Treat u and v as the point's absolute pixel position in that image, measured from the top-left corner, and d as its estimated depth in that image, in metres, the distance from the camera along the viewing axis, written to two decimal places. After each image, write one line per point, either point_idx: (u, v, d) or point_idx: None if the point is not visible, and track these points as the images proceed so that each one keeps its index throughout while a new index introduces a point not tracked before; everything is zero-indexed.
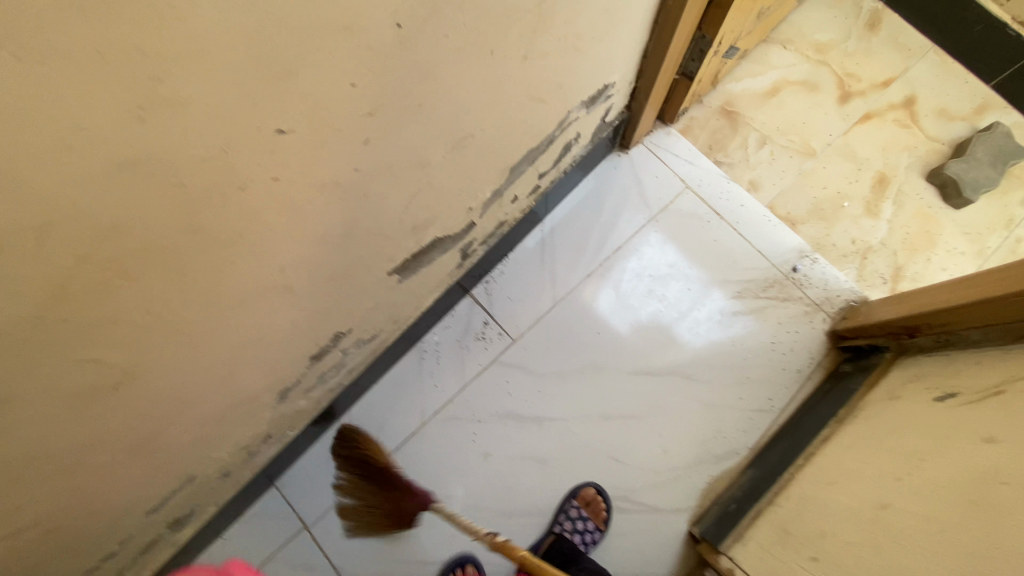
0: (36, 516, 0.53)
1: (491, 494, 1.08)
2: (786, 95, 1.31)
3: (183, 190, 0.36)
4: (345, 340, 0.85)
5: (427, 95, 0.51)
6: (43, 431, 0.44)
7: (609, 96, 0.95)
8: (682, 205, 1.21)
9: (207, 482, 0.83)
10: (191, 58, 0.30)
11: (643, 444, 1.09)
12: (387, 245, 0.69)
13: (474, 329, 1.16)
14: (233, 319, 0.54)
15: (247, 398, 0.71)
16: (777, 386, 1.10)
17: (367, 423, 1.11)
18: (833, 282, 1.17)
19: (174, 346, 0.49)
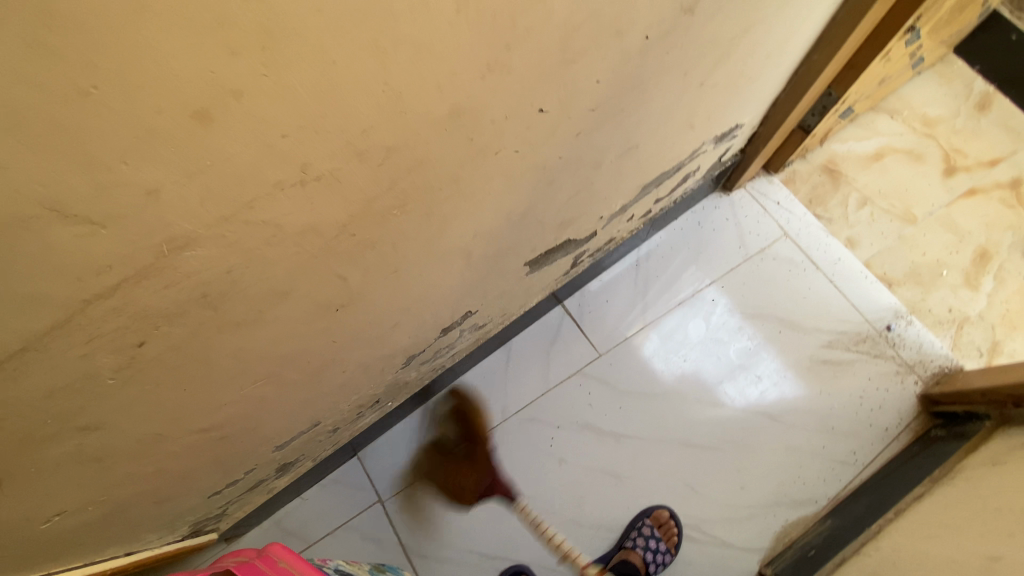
0: (227, 419, 0.59)
1: (566, 499, 1.11)
2: (889, 161, 1.34)
3: (470, 143, 0.44)
4: (467, 322, 0.91)
5: (631, 102, 0.58)
6: (285, 333, 0.51)
7: (735, 136, 1.02)
8: (780, 251, 1.26)
9: (321, 433, 0.89)
10: (533, 35, 0.38)
11: (721, 475, 1.11)
12: (539, 235, 0.76)
13: (563, 338, 1.21)
14: (426, 271, 0.61)
15: (388, 354, 0.77)
16: (862, 440, 1.11)
17: (453, 409, 1.17)
18: (927, 345, 1.17)
19: (386, 282, 0.56)
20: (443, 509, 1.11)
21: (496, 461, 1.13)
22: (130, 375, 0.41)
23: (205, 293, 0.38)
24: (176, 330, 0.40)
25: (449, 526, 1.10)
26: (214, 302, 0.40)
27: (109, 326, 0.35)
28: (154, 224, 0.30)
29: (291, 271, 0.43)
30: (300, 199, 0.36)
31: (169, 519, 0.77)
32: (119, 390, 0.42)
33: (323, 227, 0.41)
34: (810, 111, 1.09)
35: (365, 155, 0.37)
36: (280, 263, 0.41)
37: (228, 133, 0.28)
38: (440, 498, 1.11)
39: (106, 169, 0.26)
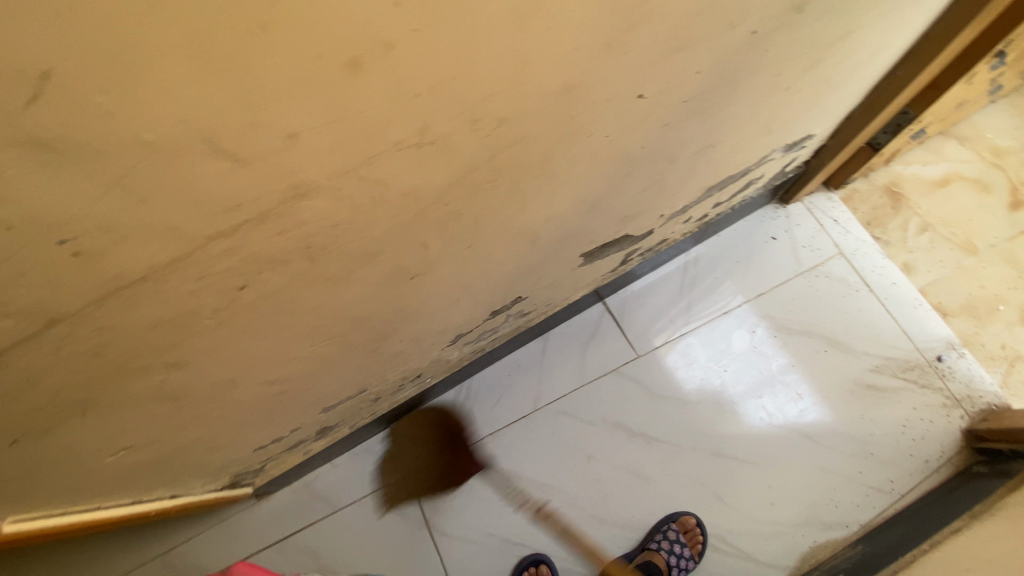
0: (290, 375, 0.61)
1: (590, 495, 1.11)
2: (955, 188, 1.29)
3: (569, 123, 0.44)
4: (516, 308, 0.92)
5: (719, 99, 0.57)
6: (363, 295, 0.52)
7: (804, 147, 0.99)
8: (832, 269, 1.23)
9: (363, 401, 0.91)
10: (657, 17, 0.38)
11: (751, 490, 1.09)
12: (600, 227, 0.76)
13: (602, 335, 1.20)
14: (495, 251, 0.62)
15: (439, 331, 0.78)
16: (901, 469, 1.08)
17: (485, 394, 1.18)
18: (977, 380, 1.13)
19: (460, 256, 0.57)
20: (468, 491, 1.12)
21: (523, 449, 1.14)
22: (226, 317, 0.43)
23: (309, 244, 0.39)
24: (275, 278, 0.41)
25: (471, 508, 1.11)
26: (313, 254, 0.41)
27: (221, 267, 0.36)
28: (286, 168, 0.31)
29: (384, 233, 0.44)
30: (412, 161, 0.37)
31: (216, 467, 0.80)
32: (213, 331, 0.43)
33: (422, 193, 0.42)
34: (882, 129, 1.05)
35: (477, 123, 0.37)
36: (377, 223, 0.42)
37: (370, 86, 0.29)
38: (466, 479, 1.13)
39: (263, 106, 0.27)
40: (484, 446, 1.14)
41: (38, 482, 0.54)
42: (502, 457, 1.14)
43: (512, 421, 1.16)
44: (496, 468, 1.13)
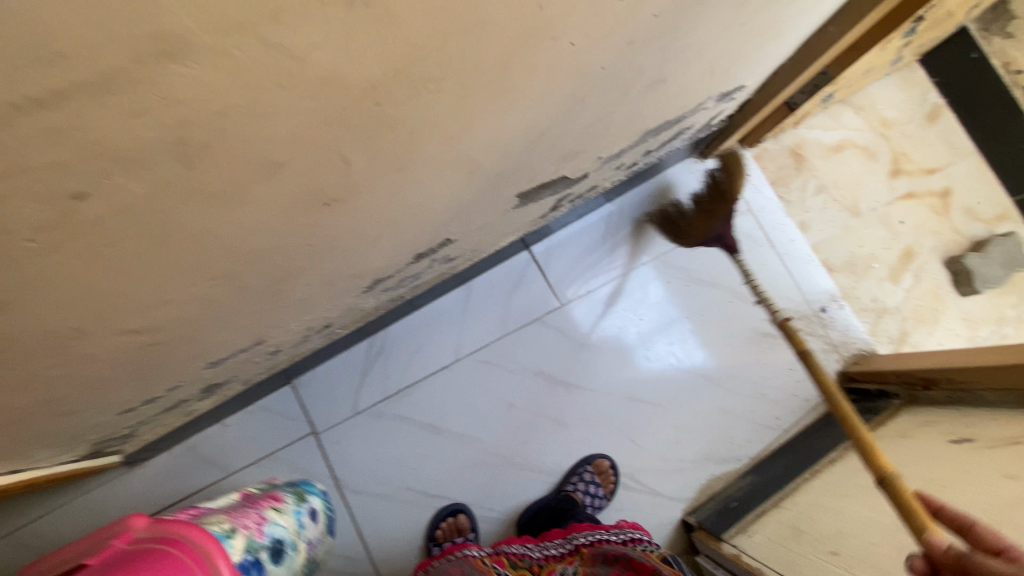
0: (163, 321, 0.49)
1: (511, 443, 1.10)
2: (848, 154, 1.40)
3: (536, 14, 0.36)
4: (441, 252, 0.83)
5: (685, 21, 0.52)
6: (262, 222, 0.42)
7: (733, 98, 0.99)
8: (740, 226, 1.31)
9: (260, 353, 0.80)
10: None
11: (661, 432, 1.15)
12: (540, 163, 0.69)
13: (527, 283, 1.16)
14: (429, 179, 0.52)
15: (356, 273, 0.68)
16: (786, 408, 1.19)
17: (402, 345, 1.09)
18: (853, 329, 1.28)
19: (389, 180, 0.47)
20: (383, 446, 1.05)
21: (443, 401, 1.09)
22: (58, 240, 0.31)
23: (183, 139, 0.28)
24: (138, 188, 0.30)
25: (388, 463, 1.05)
26: (195, 156, 0.30)
27: (40, 159, 0.25)
28: (144, 4, 0.20)
29: (292, 137, 0.33)
30: (338, 31, 0.27)
31: (66, 435, 0.65)
32: (38, 260, 0.31)
33: (347, 82, 0.32)
34: (801, 89, 1.09)
35: None
36: (285, 121, 0.32)
37: None
38: (381, 434, 1.06)
39: None
40: (401, 399, 1.08)
41: None
42: (421, 409, 1.08)
43: (431, 372, 1.09)
44: (414, 422, 1.07)
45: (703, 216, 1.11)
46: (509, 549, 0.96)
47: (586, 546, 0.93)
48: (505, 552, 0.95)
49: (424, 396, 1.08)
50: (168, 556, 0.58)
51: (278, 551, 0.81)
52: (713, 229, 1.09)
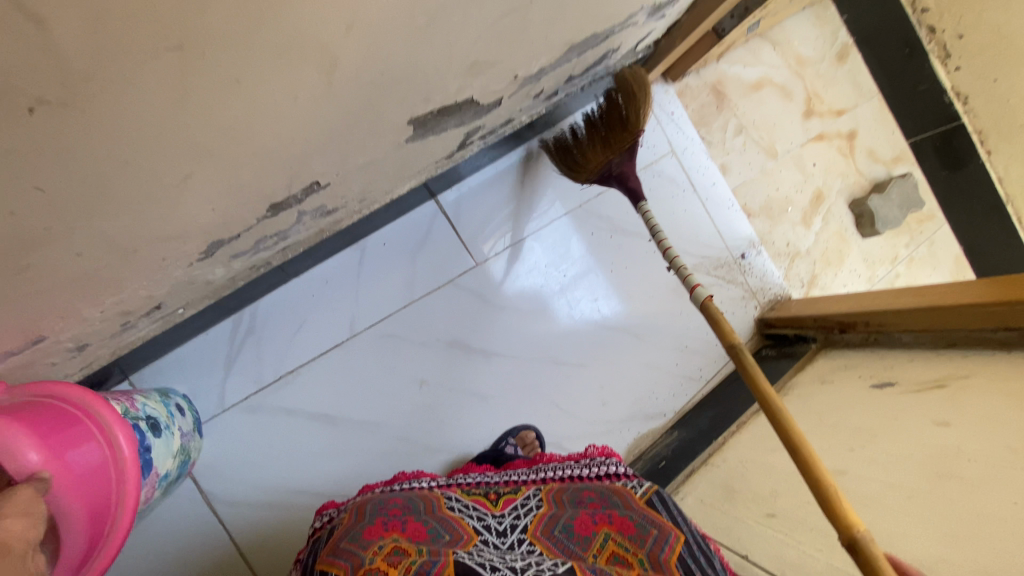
0: None
1: (422, 425, 0.95)
2: (766, 92, 1.34)
3: None
4: (312, 202, 0.63)
5: None
6: None
7: (663, 16, 0.85)
8: (663, 169, 1.21)
9: (52, 351, 0.56)
10: None
11: (586, 397, 1.07)
12: (436, 75, 0.51)
13: (434, 239, 0.98)
14: (249, 79, 0.32)
15: (181, 232, 0.48)
16: (709, 359, 1.16)
17: (280, 321, 0.88)
18: (769, 275, 1.27)
19: (171, 70, 0.28)
20: (264, 443, 0.87)
21: (338, 384, 0.90)
22: None
23: None
24: None
25: (273, 463, 0.87)
26: None
27: None
28: None
29: None
30: None
31: None
32: None
33: None
34: (730, 11, 0.97)
35: None
36: None
37: None
38: (260, 430, 0.87)
39: None
40: (284, 386, 0.88)
41: None
42: (309, 398, 0.89)
43: (319, 352, 0.90)
44: (302, 413, 0.88)
45: (600, 147, 0.94)
46: (463, 479, 0.79)
47: (554, 480, 0.79)
48: (459, 482, 0.79)
49: (311, 381, 0.89)
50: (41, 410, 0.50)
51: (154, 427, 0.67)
52: (614, 164, 0.93)
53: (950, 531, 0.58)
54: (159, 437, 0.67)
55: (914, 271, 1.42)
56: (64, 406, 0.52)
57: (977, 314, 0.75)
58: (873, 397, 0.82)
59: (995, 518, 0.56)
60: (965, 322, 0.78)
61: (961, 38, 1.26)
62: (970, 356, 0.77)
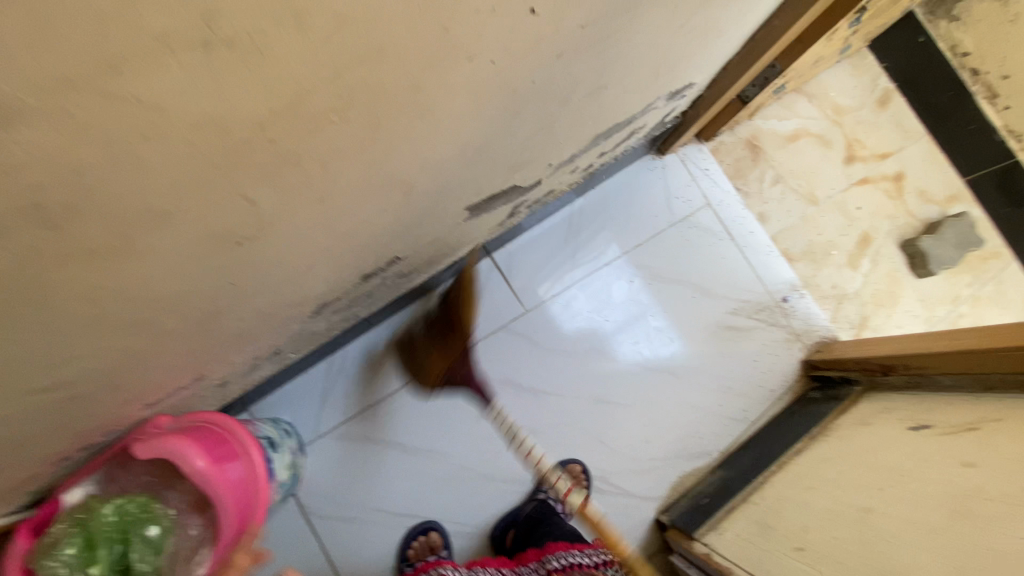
0: (78, 375, 0.45)
1: (479, 456, 1.08)
2: (803, 143, 1.41)
3: (443, 36, 0.33)
4: (395, 270, 0.82)
5: (616, 27, 0.50)
6: (168, 268, 0.39)
7: (683, 96, 0.98)
8: (700, 220, 1.30)
9: (205, 388, 0.74)
10: None
11: (629, 434, 1.15)
12: (485, 177, 0.67)
13: (489, 291, 1.14)
14: (359, 205, 0.49)
15: (300, 300, 0.65)
16: (752, 400, 1.21)
17: (364, 362, 1.06)
18: (814, 317, 1.30)
19: (312, 210, 0.44)
20: (347, 465, 1.03)
21: (408, 417, 1.06)
22: None
23: (40, 201, 0.26)
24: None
25: (353, 484, 1.03)
26: (55, 216, 0.27)
27: None
28: None
29: (179, 182, 0.31)
30: (202, 74, 0.24)
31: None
32: None
33: (231, 123, 0.29)
34: (751, 82, 1.09)
35: (304, 22, 0.25)
36: (164, 164, 0.29)
37: None
38: (347, 454, 1.04)
39: None
40: (366, 418, 1.05)
41: None
42: (385, 429, 1.05)
43: (394, 389, 1.07)
44: (380, 442, 1.04)
45: None
46: None
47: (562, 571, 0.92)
48: None
49: (387, 414, 1.06)
50: (199, 431, 0.65)
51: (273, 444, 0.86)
52: None
53: (964, 565, 0.62)
54: (277, 452, 0.86)
55: (981, 310, 1.35)
56: (214, 428, 0.67)
57: (1010, 359, 0.78)
58: (909, 439, 0.84)
59: (1010, 552, 0.59)
60: (1000, 366, 0.80)
61: (1005, 79, 1.39)
62: (1006, 399, 0.79)
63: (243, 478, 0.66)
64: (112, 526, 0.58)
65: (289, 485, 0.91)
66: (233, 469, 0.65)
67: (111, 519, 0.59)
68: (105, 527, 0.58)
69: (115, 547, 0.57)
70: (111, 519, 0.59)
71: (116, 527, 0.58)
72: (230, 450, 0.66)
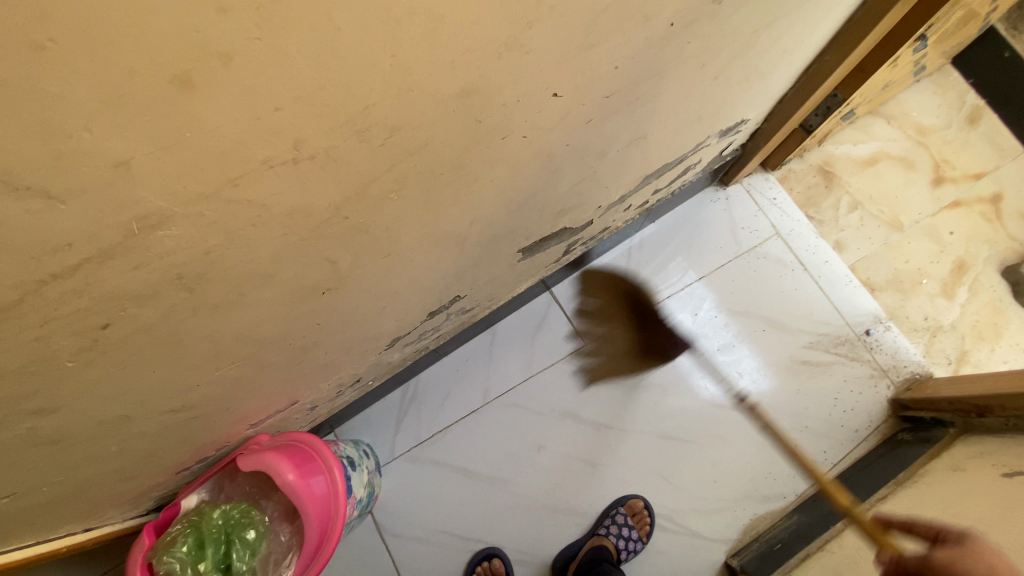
0: (199, 399, 0.56)
1: (541, 485, 1.11)
2: (883, 166, 1.36)
3: (477, 126, 0.41)
4: (458, 306, 0.89)
5: (644, 92, 0.55)
6: (268, 315, 0.48)
7: (738, 131, 0.99)
8: (769, 251, 1.26)
9: (297, 412, 0.85)
10: (557, 16, 0.35)
11: (694, 471, 1.12)
12: (535, 223, 0.73)
13: (549, 324, 1.19)
14: (419, 256, 0.57)
15: (375, 336, 0.74)
16: (832, 441, 1.13)
17: (432, 391, 1.14)
18: (903, 352, 1.20)
19: (379, 264, 0.53)
20: (416, 490, 1.10)
21: (473, 445, 1.12)
22: (93, 358, 0.37)
23: (180, 275, 0.35)
24: (146, 312, 0.36)
25: (421, 507, 1.09)
26: (189, 283, 0.36)
27: (69, 308, 0.31)
28: (121, 200, 0.27)
29: (275, 252, 0.39)
30: (291, 179, 0.33)
31: (134, 495, 0.72)
32: (84, 372, 0.38)
33: (313, 208, 0.37)
34: (813, 111, 1.07)
35: (365, 134, 0.33)
36: (265, 242, 0.37)
37: (214, 104, 0.25)
38: (417, 480, 1.10)
39: (67, 137, 0.22)
40: (433, 445, 1.12)
41: None
42: (452, 455, 1.12)
43: (460, 417, 1.14)
44: (447, 467, 1.11)
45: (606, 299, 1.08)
46: None
47: None
48: None
49: (454, 441, 1.12)
50: (291, 446, 0.75)
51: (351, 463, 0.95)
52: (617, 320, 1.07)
53: None
54: (355, 471, 0.95)
55: None
56: (303, 444, 0.77)
57: None
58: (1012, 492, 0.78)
59: None
60: None
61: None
62: None
63: (325, 490, 0.74)
64: (218, 528, 0.69)
65: (364, 502, 0.98)
66: (316, 482, 0.73)
67: (218, 521, 0.70)
68: (213, 528, 0.69)
69: (220, 545, 0.68)
70: (217, 521, 0.70)
71: (221, 529, 0.69)
72: (316, 465, 0.75)
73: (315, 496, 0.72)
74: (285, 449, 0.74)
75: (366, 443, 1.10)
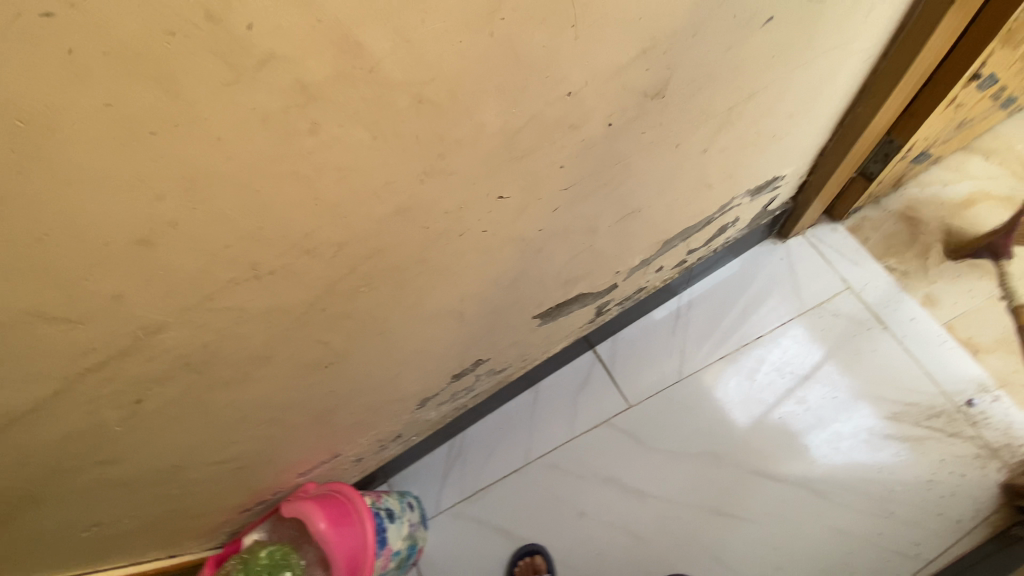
0: (239, 452, 0.66)
1: (584, 552, 1.08)
2: (983, 209, 1.18)
3: (426, 231, 0.47)
4: (486, 368, 0.94)
5: (612, 177, 0.59)
6: (278, 387, 0.57)
7: (777, 187, 0.95)
8: (839, 306, 1.15)
9: (344, 463, 0.95)
10: (468, 144, 0.41)
11: (754, 555, 1.02)
12: (541, 292, 0.77)
13: (593, 384, 1.19)
14: (417, 332, 0.64)
15: (399, 398, 0.81)
16: (926, 531, 0.98)
17: (478, 447, 1.18)
18: (1019, 427, 1.02)
19: (373, 343, 0.60)
20: (460, 547, 1.12)
21: (515, 505, 1.13)
22: (136, 423, 0.49)
23: (188, 361, 0.45)
24: (168, 388, 0.47)
25: (464, 565, 1.11)
26: (198, 367, 0.46)
27: (106, 390, 0.42)
28: (123, 317, 0.37)
29: (266, 340, 0.48)
30: (258, 290, 0.41)
31: (203, 530, 0.85)
32: (132, 433, 0.50)
33: (287, 307, 0.45)
34: (871, 158, 0.99)
35: (313, 251, 0.41)
36: (255, 333, 0.46)
37: (173, 251, 0.34)
38: (461, 535, 1.13)
39: (72, 286, 0.32)
40: (476, 500, 1.15)
41: (24, 563, 0.61)
42: (495, 513, 1.13)
43: (503, 476, 1.15)
44: (490, 525, 1.12)
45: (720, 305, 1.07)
46: None
47: None
48: None
49: (496, 498, 1.14)
50: (331, 497, 0.84)
51: (391, 515, 1.00)
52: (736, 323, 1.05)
53: None
54: (393, 522, 1.00)
55: None
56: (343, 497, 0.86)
57: None
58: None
59: None
60: None
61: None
62: None
63: (355, 545, 0.82)
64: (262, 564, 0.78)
65: (402, 556, 1.02)
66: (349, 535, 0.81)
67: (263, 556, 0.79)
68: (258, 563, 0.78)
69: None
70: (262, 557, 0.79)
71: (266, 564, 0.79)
72: (350, 519, 0.83)
73: (345, 549, 0.80)
74: (326, 499, 0.83)
75: (412, 495, 1.14)
